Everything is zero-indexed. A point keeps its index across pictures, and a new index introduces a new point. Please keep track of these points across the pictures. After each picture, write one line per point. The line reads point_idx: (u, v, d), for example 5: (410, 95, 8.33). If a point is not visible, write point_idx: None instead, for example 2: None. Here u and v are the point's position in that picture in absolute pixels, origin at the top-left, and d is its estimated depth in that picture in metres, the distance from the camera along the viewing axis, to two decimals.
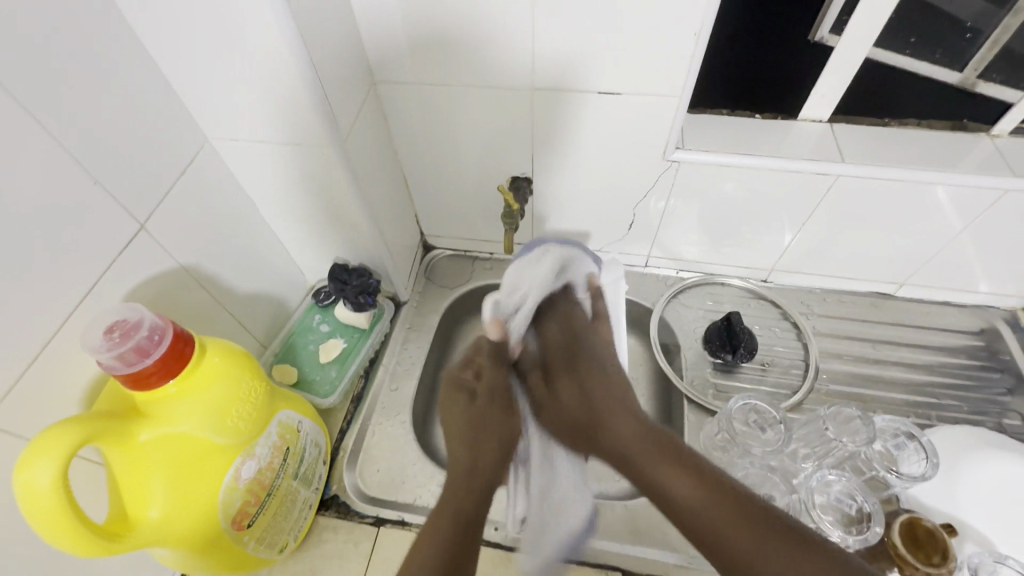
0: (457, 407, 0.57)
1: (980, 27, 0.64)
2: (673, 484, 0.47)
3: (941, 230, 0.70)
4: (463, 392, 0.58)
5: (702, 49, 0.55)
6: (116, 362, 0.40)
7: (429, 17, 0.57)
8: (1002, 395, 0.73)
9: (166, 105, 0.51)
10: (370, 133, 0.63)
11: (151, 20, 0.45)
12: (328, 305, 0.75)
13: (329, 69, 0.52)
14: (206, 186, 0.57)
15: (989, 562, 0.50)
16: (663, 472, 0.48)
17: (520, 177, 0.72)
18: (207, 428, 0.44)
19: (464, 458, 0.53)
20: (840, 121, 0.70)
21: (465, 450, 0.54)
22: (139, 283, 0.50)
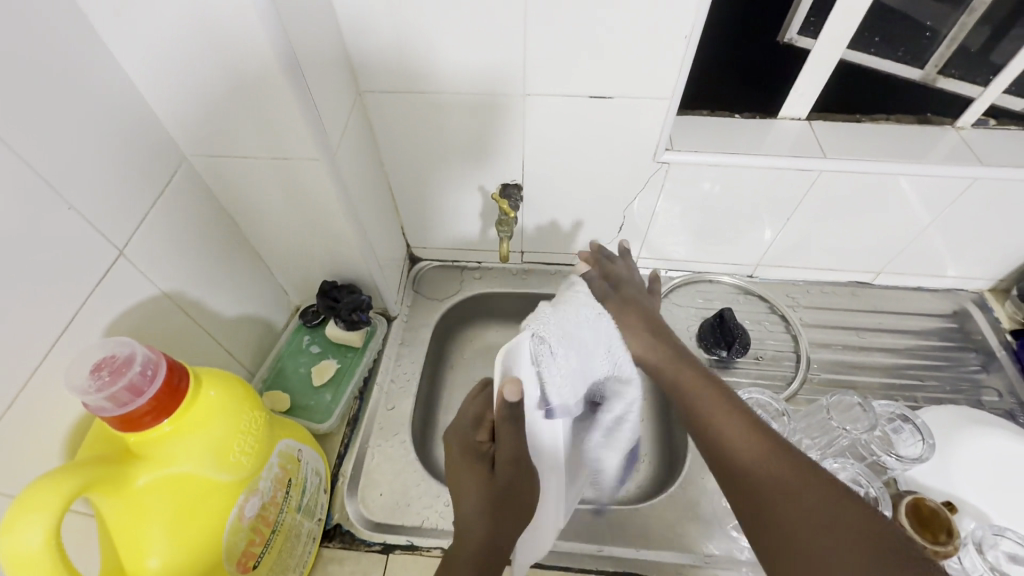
0: (473, 474, 0.48)
1: (938, 30, 0.68)
2: (715, 431, 0.44)
3: (914, 221, 0.73)
4: (471, 452, 0.50)
5: (693, 52, 0.56)
6: (108, 404, 0.36)
7: (415, 23, 0.55)
8: (979, 373, 0.77)
9: (140, 123, 0.48)
10: (357, 146, 0.61)
11: (122, 31, 0.42)
12: (317, 325, 0.72)
13: (317, 81, 0.50)
14: (184, 207, 0.54)
15: (991, 536, 0.52)
16: (697, 396, 0.47)
17: (510, 183, 0.70)
18: (208, 466, 0.41)
19: (481, 528, 0.46)
20: (818, 118, 0.72)
21: (482, 520, 0.46)
22: (118, 315, 0.47)
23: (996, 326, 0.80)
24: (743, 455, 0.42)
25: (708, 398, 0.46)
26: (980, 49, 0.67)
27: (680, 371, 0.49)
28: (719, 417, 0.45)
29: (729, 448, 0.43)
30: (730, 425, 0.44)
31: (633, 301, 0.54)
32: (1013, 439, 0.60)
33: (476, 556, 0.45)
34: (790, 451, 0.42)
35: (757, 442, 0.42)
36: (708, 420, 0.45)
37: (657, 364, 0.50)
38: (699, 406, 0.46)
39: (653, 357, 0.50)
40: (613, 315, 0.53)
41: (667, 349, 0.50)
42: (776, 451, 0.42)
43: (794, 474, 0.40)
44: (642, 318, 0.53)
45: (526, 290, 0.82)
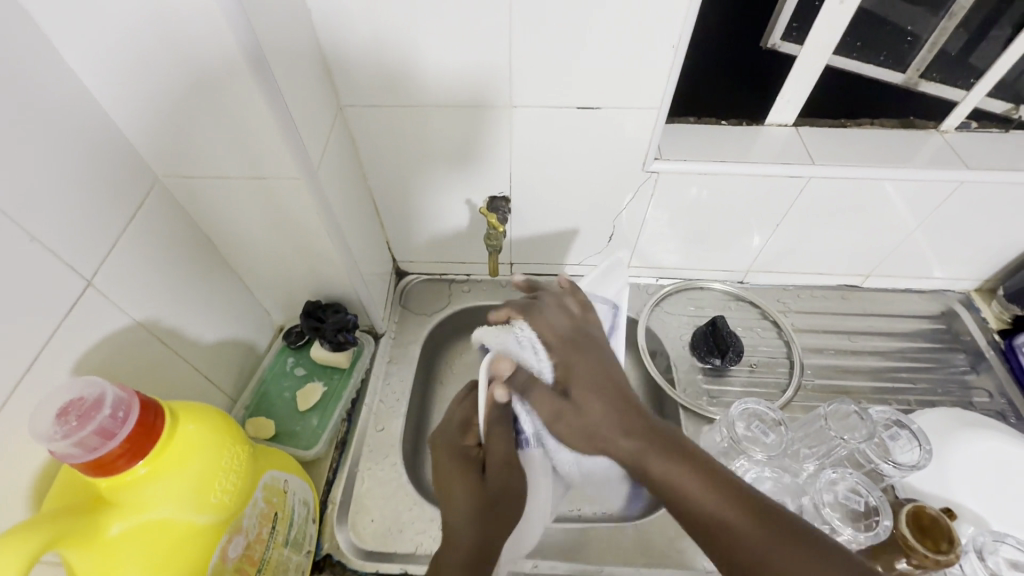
0: (463, 479, 0.46)
1: (918, 35, 0.68)
2: (680, 496, 0.42)
3: (901, 225, 0.73)
4: (459, 456, 0.48)
5: (680, 61, 0.55)
6: (76, 450, 0.34)
7: (396, 36, 0.54)
8: (969, 373, 0.77)
9: (108, 145, 0.45)
10: (339, 162, 0.60)
11: (86, 52, 0.40)
12: (302, 346, 0.70)
13: (295, 97, 0.48)
14: (158, 231, 0.51)
15: (991, 542, 0.52)
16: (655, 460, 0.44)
17: (498, 197, 0.70)
18: (187, 510, 0.38)
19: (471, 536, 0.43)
20: (804, 124, 0.72)
21: (472, 525, 0.43)
22: (88, 349, 0.44)
23: (984, 326, 0.81)
24: (734, 528, 0.39)
25: (679, 472, 0.42)
26: (959, 54, 0.68)
27: (648, 462, 0.44)
28: (694, 494, 0.41)
29: (716, 525, 0.40)
30: (710, 499, 0.41)
31: (583, 379, 0.48)
32: (1007, 441, 0.60)
33: (467, 563, 0.41)
34: (772, 515, 0.39)
35: (726, 499, 0.40)
36: (682, 500, 0.42)
37: (633, 454, 0.45)
38: (668, 483, 0.43)
39: (630, 441, 0.45)
40: (572, 422, 0.47)
41: (629, 440, 0.45)
42: (749, 510, 0.40)
43: (764, 527, 0.38)
44: (596, 386, 0.48)
45: (517, 302, 0.81)
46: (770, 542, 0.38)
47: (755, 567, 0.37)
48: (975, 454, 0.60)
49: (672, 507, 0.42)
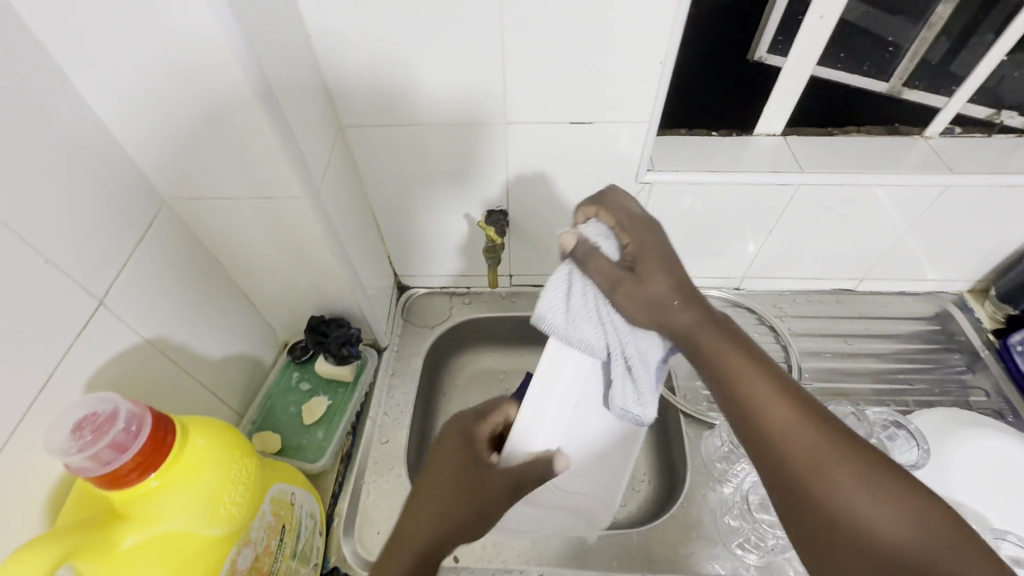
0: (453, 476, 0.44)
1: (900, 43, 0.70)
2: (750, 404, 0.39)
3: (891, 230, 0.75)
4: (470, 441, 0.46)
5: (668, 77, 0.57)
6: (90, 463, 0.35)
7: (395, 59, 0.56)
8: (966, 373, 0.78)
9: (118, 169, 0.47)
10: (341, 180, 0.61)
11: (99, 83, 0.42)
12: (306, 361, 0.71)
13: (297, 120, 0.50)
14: (166, 251, 0.53)
15: (991, 539, 0.53)
16: (732, 373, 0.40)
17: (496, 211, 0.71)
18: (198, 521, 0.39)
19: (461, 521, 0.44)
20: (792, 133, 0.74)
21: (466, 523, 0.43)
22: (99, 368, 0.46)
23: (978, 326, 0.82)
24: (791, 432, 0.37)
25: (746, 361, 0.41)
26: (940, 62, 0.70)
27: (706, 339, 0.42)
28: (758, 382, 0.40)
29: (772, 419, 0.38)
30: (774, 395, 0.39)
31: (653, 262, 0.43)
32: (1004, 439, 0.60)
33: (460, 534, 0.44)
34: (834, 425, 0.37)
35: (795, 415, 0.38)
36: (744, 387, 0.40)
37: (690, 327, 0.42)
38: (725, 368, 0.41)
39: (687, 314, 0.42)
40: (628, 295, 0.42)
41: (691, 312, 0.43)
42: (821, 428, 0.37)
43: (831, 445, 0.36)
44: (667, 268, 0.44)
45: (516, 313, 0.82)
46: (831, 445, 0.36)
47: (791, 467, 0.37)
48: (971, 453, 0.60)
49: (739, 414, 0.40)
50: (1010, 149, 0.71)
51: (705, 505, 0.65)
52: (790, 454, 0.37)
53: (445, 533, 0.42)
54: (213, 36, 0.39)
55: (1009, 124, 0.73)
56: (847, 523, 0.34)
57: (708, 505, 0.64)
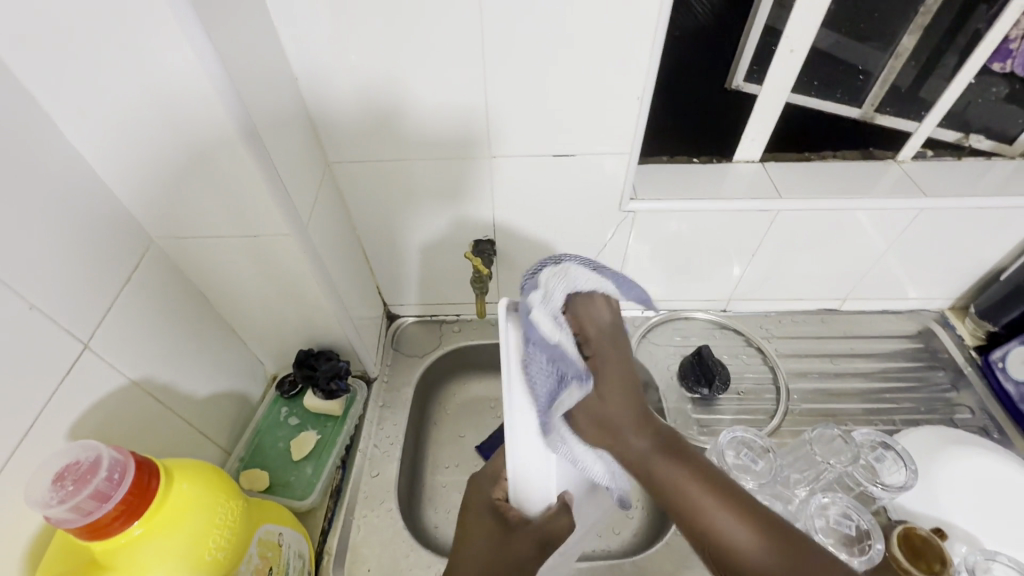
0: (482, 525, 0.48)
1: (870, 70, 0.73)
2: (686, 508, 0.42)
3: (870, 252, 0.77)
4: (489, 510, 0.49)
5: (647, 109, 0.59)
6: (71, 515, 0.35)
7: (380, 94, 0.57)
8: (951, 391, 0.79)
9: (105, 211, 0.47)
10: (328, 214, 0.62)
11: (87, 128, 0.42)
12: (296, 395, 0.71)
13: (283, 158, 0.51)
14: (153, 291, 0.53)
15: (983, 561, 0.53)
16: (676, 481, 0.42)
17: (482, 239, 0.72)
18: (181, 569, 0.39)
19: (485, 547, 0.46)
20: (772, 159, 0.76)
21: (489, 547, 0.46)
22: (81, 413, 0.45)
23: (960, 343, 0.83)
24: (730, 538, 0.40)
25: (693, 482, 0.42)
26: (909, 88, 0.72)
27: (656, 466, 0.43)
28: (701, 498, 0.41)
29: (716, 531, 0.40)
30: (712, 501, 0.41)
31: (615, 379, 0.43)
32: (990, 457, 0.61)
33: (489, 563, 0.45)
34: (751, 509, 0.41)
35: (738, 525, 0.40)
36: (687, 501, 0.42)
37: (645, 455, 0.43)
38: (668, 485, 0.42)
39: (641, 439, 0.43)
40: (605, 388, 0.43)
41: (644, 431, 0.43)
42: (758, 527, 0.40)
43: (774, 550, 0.39)
44: (621, 379, 0.44)
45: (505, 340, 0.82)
46: (767, 547, 0.39)
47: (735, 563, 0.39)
48: (957, 471, 0.61)
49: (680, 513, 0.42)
50: (980, 171, 0.73)
51: None
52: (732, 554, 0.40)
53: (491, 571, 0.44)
54: (201, 80, 0.40)
55: (978, 147, 0.75)
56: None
57: None
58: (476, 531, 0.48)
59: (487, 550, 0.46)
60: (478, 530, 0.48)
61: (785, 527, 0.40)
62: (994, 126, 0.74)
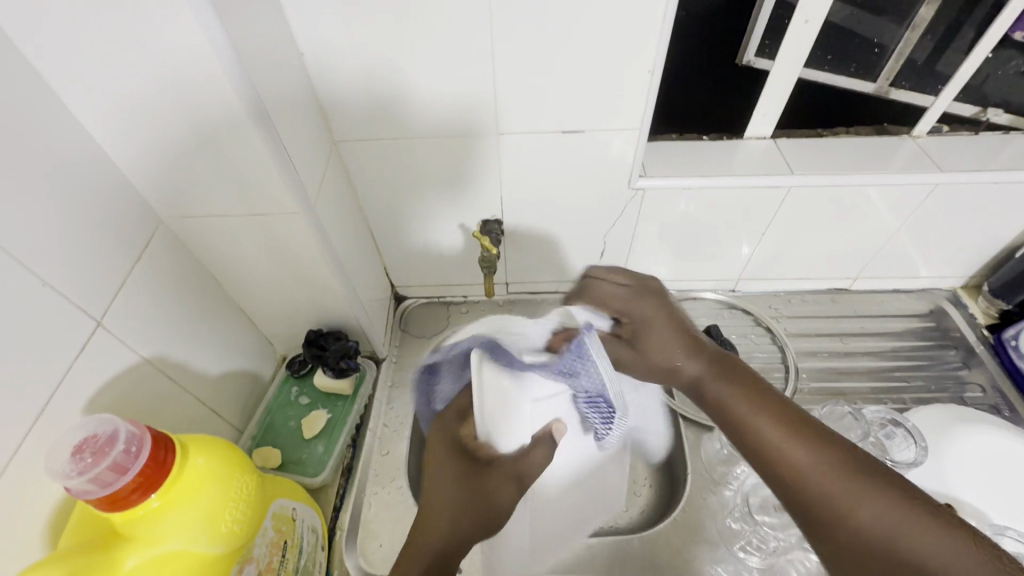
0: (449, 466, 0.45)
1: (885, 44, 0.71)
2: (747, 431, 0.43)
3: (881, 231, 0.76)
4: (454, 445, 0.46)
5: (657, 84, 0.58)
6: (91, 486, 0.36)
7: (388, 72, 0.56)
8: (962, 369, 0.79)
9: (114, 190, 0.47)
10: (335, 194, 0.62)
11: (93, 105, 0.42)
12: (306, 375, 0.71)
13: (290, 136, 0.50)
14: (162, 270, 0.53)
15: (993, 535, 0.53)
16: (736, 404, 0.44)
17: (491, 220, 0.72)
18: (199, 540, 0.40)
19: (453, 497, 0.43)
20: (783, 136, 0.74)
21: (457, 492, 0.43)
22: (95, 391, 0.46)
23: (972, 322, 0.82)
24: (792, 461, 0.39)
25: (743, 399, 0.44)
26: (925, 62, 0.71)
27: (710, 389, 0.46)
28: (752, 416, 0.43)
29: (766, 449, 0.41)
30: (764, 418, 0.42)
31: (653, 333, 0.49)
32: (1001, 435, 0.61)
33: (458, 511, 0.43)
34: (804, 428, 0.41)
35: (802, 449, 0.40)
36: (736, 415, 0.44)
37: (696, 378, 0.47)
38: (728, 409, 0.44)
39: (692, 366, 0.47)
40: (641, 345, 0.49)
41: (696, 364, 0.47)
42: (827, 451, 0.39)
43: (842, 473, 0.38)
44: (669, 328, 0.49)
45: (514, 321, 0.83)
46: (828, 474, 0.38)
47: (799, 488, 0.39)
48: (968, 448, 0.61)
49: (740, 437, 0.43)
50: (997, 146, 0.71)
51: (706, 508, 0.65)
52: (798, 478, 0.39)
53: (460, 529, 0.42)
54: (207, 55, 0.39)
55: (996, 121, 0.73)
56: (847, 539, 0.36)
57: (709, 509, 0.65)
58: (440, 469, 0.45)
59: (457, 497, 0.43)
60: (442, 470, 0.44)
61: (858, 451, 0.39)
62: (1012, 100, 0.72)
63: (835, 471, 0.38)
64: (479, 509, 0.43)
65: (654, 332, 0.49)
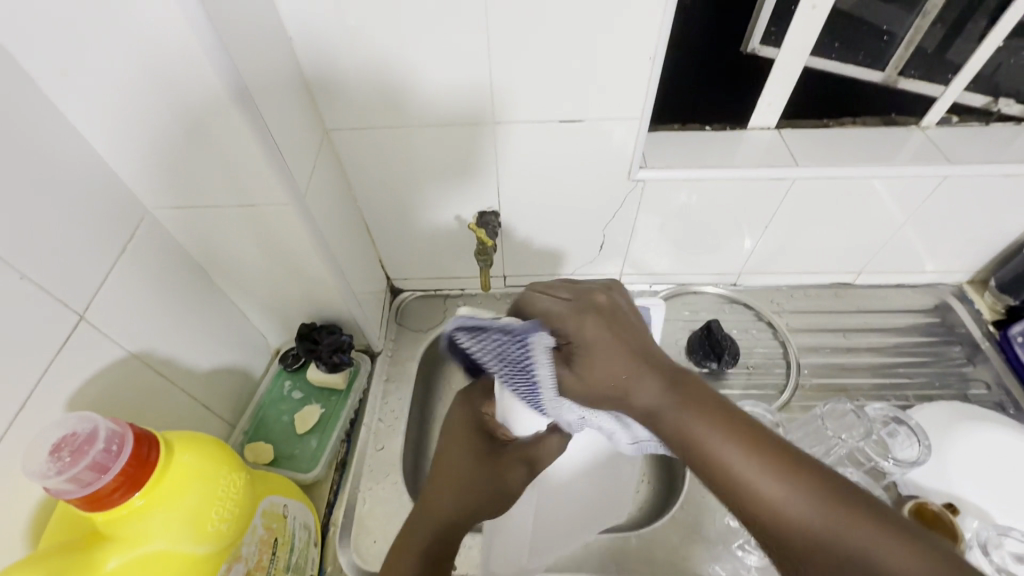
0: (471, 445, 0.49)
1: (895, 32, 0.69)
2: (714, 465, 0.38)
3: (885, 225, 0.74)
4: (477, 425, 0.51)
5: (658, 72, 0.56)
6: (70, 486, 0.35)
7: (380, 58, 0.55)
8: (966, 366, 0.77)
9: (97, 180, 0.46)
10: (326, 184, 0.60)
11: (71, 92, 0.41)
12: (299, 369, 0.70)
13: (278, 125, 0.49)
14: (148, 262, 0.52)
15: (995, 536, 0.53)
16: (698, 435, 0.39)
17: (488, 211, 0.71)
18: (184, 540, 0.39)
19: (472, 477, 0.48)
20: (787, 126, 0.73)
21: (472, 472, 0.48)
22: (79, 387, 0.45)
23: (978, 317, 0.81)
24: (769, 496, 0.35)
25: (710, 429, 0.38)
26: (935, 50, 0.69)
27: (667, 418, 0.40)
28: (725, 450, 0.38)
29: (745, 489, 0.36)
30: (731, 448, 0.37)
31: (595, 357, 0.40)
32: (1006, 433, 0.60)
33: (471, 492, 0.47)
34: (778, 459, 0.36)
35: (776, 482, 0.35)
36: (706, 451, 0.38)
37: (652, 408, 0.41)
38: (689, 440, 0.39)
39: (647, 394, 0.40)
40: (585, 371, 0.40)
41: (652, 387, 0.41)
42: (804, 482, 0.35)
43: (819, 507, 0.34)
44: (607, 347, 0.40)
45: None
46: (806, 509, 0.34)
47: (778, 526, 0.35)
48: (974, 447, 0.60)
49: (708, 471, 0.38)
50: (1008, 137, 0.69)
51: (705, 506, 0.64)
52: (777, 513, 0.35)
53: (472, 511, 0.46)
54: (187, 41, 0.38)
55: (1007, 112, 0.72)
56: None
57: (708, 506, 0.64)
58: (466, 453, 0.49)
59: (474, 475, 0.48)
60: (461, 451, 0.49)
61: (832, 476, 0.35)
62: None
63: (813, 505, 0.34)
64: (493, 492, 0.48)
65: (591, 350, 0.40)
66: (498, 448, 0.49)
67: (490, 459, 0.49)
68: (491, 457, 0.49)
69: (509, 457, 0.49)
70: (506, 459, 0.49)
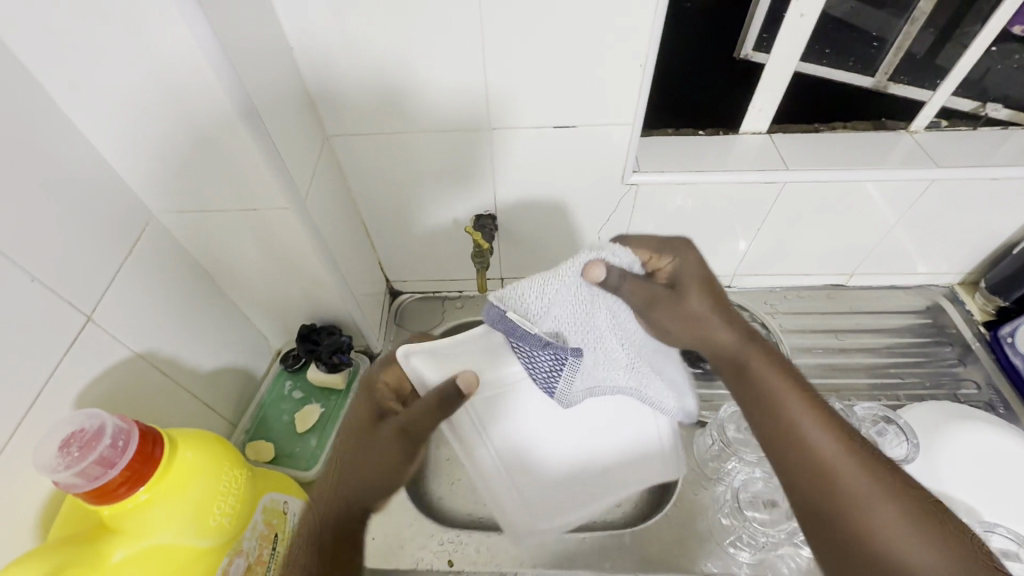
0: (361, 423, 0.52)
1: (885, 37, 0.69)
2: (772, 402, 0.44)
3: (876, 227, 0.75)
4: (372, 407, 0.53)
5: (649, 80, 0.57)
6: (78, 480, 0.36)
7: (377, 65, 0.56)
8: (957, 366, 0.78)
9: (105, 186, 0.48)
10: (326, 189, 0.61)
11: (80, 102, 0.42)
12: (300, 369, 0.71)
13: (279, 131, 0.50)
14: (153, 265, 0.53)
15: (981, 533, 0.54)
16: (767, 382, 0.46)
17: (483, 215, 0.72)
18: (187, 533, 0.40)
19: (350, 458, 0.50)
20: (778, 131, 0.74)
21: (353, 454, 0.50)
22: (84, 386, 0.46)
23: (968, 317, 0.82)
24: (809, 434, 0.41)
25: (781, 385, 0.45)
26: (925, 56, 0.69)
27: (744, 362, 0.48)
28: (786, 397, 0.44)
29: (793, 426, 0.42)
30: (793, 399, 0.44)
31: (693, 300, 0.50)
32: (993, 432, 0.61)
33: (349, 472, 0.50)
34: (833, 419, 0.42)
35: (822, 431, 0.41)
36: (768, 392, 0.45)
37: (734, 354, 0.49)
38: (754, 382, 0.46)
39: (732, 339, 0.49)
40: (667, 311, 0.51)
41: (734, 338, 0.49)
42: (847, 441, 0.41)
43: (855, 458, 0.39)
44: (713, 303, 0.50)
45: None
46: (842, 454, 0.40)
47: (807, 457, 0.40)
48: (961, 446, 0.61)
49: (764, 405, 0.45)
50: (995, 141, 0.71)
51: (697, 503, 0.65)
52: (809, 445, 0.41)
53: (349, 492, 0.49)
54: (193, 53, 0.39)
55: (995, 116, 0.73)
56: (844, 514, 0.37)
57: (700, 503, 0.65)
58: (354, 426, 0.52)
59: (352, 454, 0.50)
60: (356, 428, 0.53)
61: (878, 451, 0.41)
62: (1012, 94, 0.71)
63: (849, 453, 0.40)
64: (369, 468, 0.49)
65: (693, 291, 0.50)
66: (380, 426, 0.51)
67: (370, 433, 0.51)
68: (372, 431, 0.51)
69: (387, 432, 0.50)
70: (388, 436, 0.50)
